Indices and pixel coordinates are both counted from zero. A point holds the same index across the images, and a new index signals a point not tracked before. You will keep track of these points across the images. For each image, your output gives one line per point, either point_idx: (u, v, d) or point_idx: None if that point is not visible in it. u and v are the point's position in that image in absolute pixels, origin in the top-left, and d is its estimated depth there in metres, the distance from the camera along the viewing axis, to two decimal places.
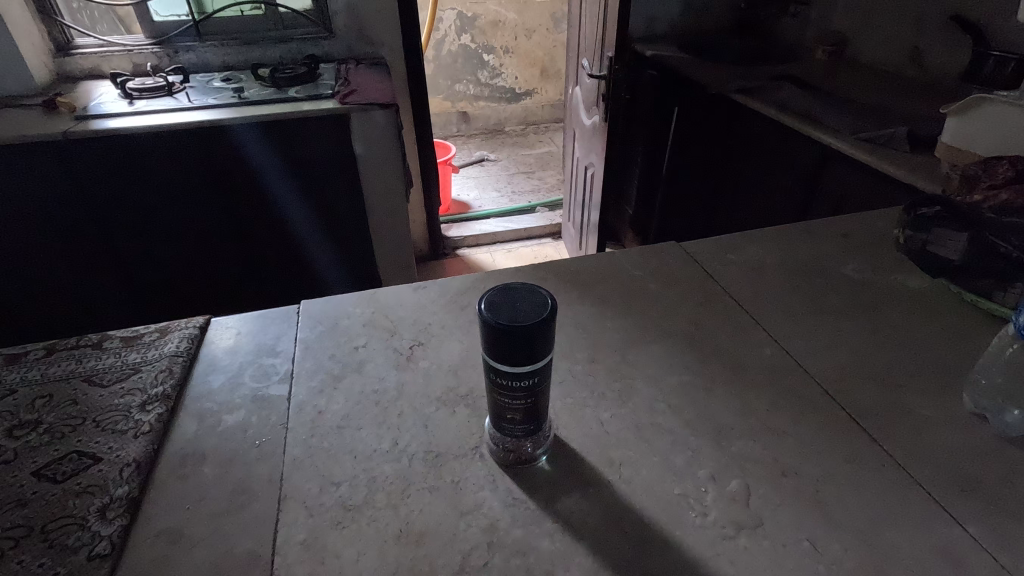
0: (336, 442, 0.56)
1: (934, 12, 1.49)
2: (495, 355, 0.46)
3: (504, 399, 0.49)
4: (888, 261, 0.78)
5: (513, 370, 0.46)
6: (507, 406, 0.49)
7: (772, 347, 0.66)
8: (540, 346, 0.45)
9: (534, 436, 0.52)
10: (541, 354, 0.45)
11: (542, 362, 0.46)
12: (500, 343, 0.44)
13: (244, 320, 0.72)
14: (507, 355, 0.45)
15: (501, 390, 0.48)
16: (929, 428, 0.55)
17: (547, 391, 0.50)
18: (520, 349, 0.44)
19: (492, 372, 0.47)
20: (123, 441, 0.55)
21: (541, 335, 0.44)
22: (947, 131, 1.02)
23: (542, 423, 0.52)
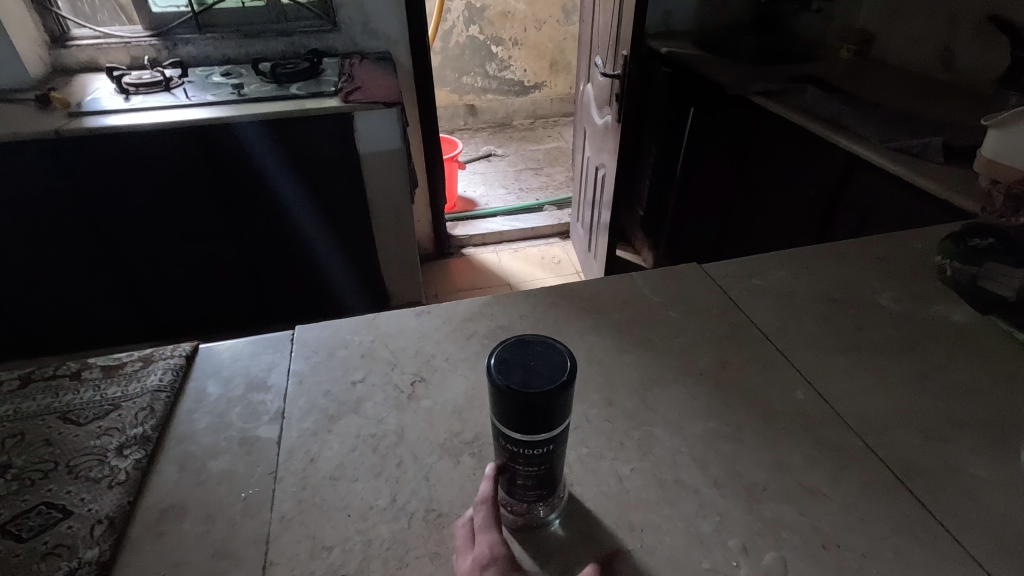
0: (329, 496, 0.51)
1: (971, 11, 1.42)
2: (506, 420, 0.41)
3: (514, 465, 0.44)
4: (928, 290, 0.72)
5: (525, 436, 0.41)
6: (518, 470, 0.44)
7: (805, 390, 0.60)
8: (557, 411, 0.40)
9: (546, 500, 0.47)
10: (558, 419, 0.41)
11: (558, 427, 0.41)
12: (511, 407, 0.39)
13: (235, 347, 0.67)
14: (520, 421, 0.40)
15: (512, 455, 0.43)
16: (984, 492, 0.50)
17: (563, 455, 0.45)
18: (535, 416, 0.39)
19: (502, 436, 0.42)
20: (96, 492, 0.51)
21: (559, 400, 0.39)
22: (988, 144, 0.93)
23: (555, 486, 0.47)
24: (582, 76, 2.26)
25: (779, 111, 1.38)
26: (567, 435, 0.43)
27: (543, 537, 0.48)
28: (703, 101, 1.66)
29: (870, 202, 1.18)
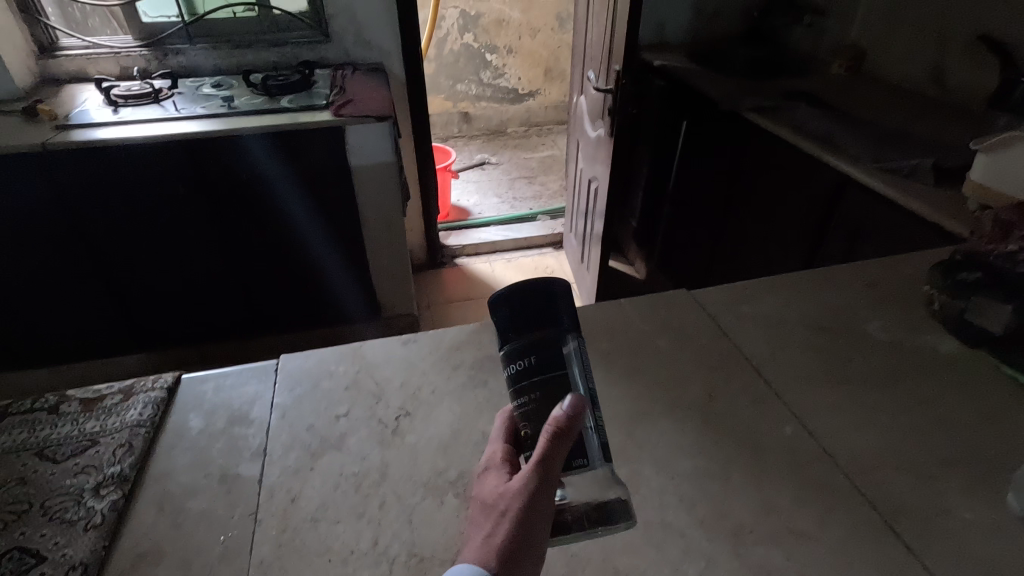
0: (309, 539, 0.50)
1: (962, 30, 1.42)
2: (516, 325, 0.42)
3: (529, 386, 0.42)
4: (917, 318, 0.72)
5: (537, 339, 0.42)
6: (531, 394, 0.42)
7: (793, 425, 0.60)
8: (566, 312, 0.43)
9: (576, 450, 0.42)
10: (567, 320, 0.43)
11: (571, 333, 0.43)
12: (518, 304, 0.42)
13: (218, 378, 0.66)
14: (529, 320, 0.42)
15: (527, 374, 0.42)
16: (972, 535, 0.50)
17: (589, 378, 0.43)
18: (544, 313, 0.42)
19: (508, 352, 0.43)
20: (71, 535, 0.50)
21: (563, 300, 0.43)
22: (977, 168, 0.94)
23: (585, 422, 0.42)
24: (575, 86, 2.26)
25: (771, 127, 1.38)
26: (560, 354, 0.42)
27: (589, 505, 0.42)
28: (696, 115, 1.66)
29: (860, 220, 1.18)
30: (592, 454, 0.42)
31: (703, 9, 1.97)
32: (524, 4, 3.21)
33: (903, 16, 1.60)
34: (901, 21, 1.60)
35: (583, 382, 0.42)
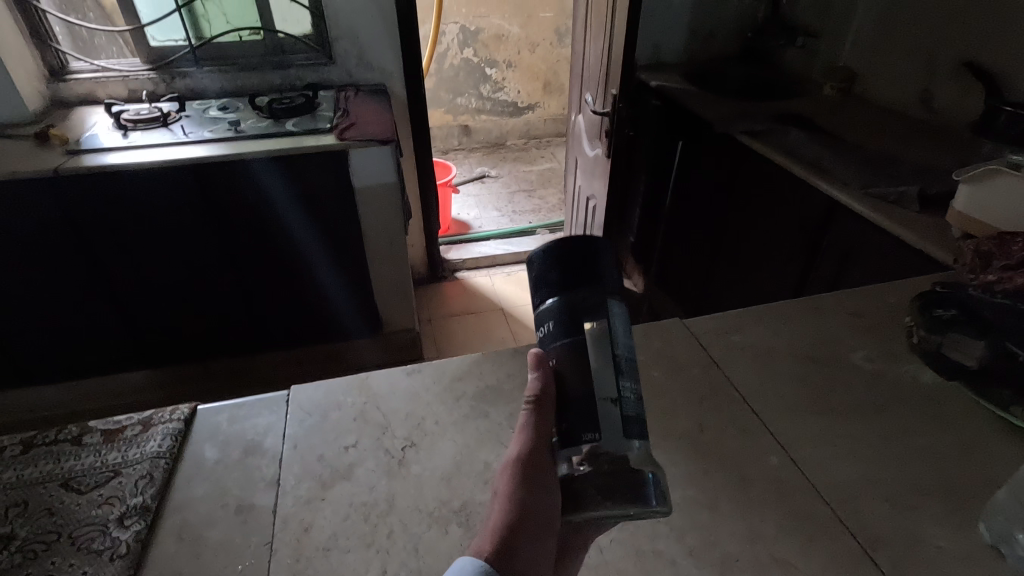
0: (322, 568, 0.53)
1: (949, 56, 1.47)
2: (554, 280, 0.46)
3: (556, 341, 0.45)
4: (899, 348, 0.76)
5: (570, 296, 0.45)
6: (558, 349, 0.45)
7: (779, 455, 0.63)
8: (607, 274, 0.47)
9: (587, 422, 0.43)
10: (606, 281, 0.46)
11: (608, 292, 0.46)
12: (559, 262, 0.46)
13: (231, 409, 0.69)
14: (569, 276, 0.46)
15: (556, 329, 0.46)
16: (944, 563, 0.53)
17: (617, 341, 0.45)
18: (585, 273, 0.46)
19: (542, 306, 0.47)
20: (98, 565, 0.53)
21: (607, 262, 0.47)
22: (959, 198, 0.97)
23: (599, 391, 0.43)
24: (573, 104, 2.30)
25: (764, 151, 1.42)
26: (585, 311, 0.45)
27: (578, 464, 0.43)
28: (692, 136, 1.70)
29: (850, 243, 1.22)
30: (607, 430, 0.42)
31: (698, 30, 2.01)
32: (523, 19, 3.26)
33: (892, 40, 1.64)
34: (890, 45, 1.65)
35: (607, 344, 0.45)
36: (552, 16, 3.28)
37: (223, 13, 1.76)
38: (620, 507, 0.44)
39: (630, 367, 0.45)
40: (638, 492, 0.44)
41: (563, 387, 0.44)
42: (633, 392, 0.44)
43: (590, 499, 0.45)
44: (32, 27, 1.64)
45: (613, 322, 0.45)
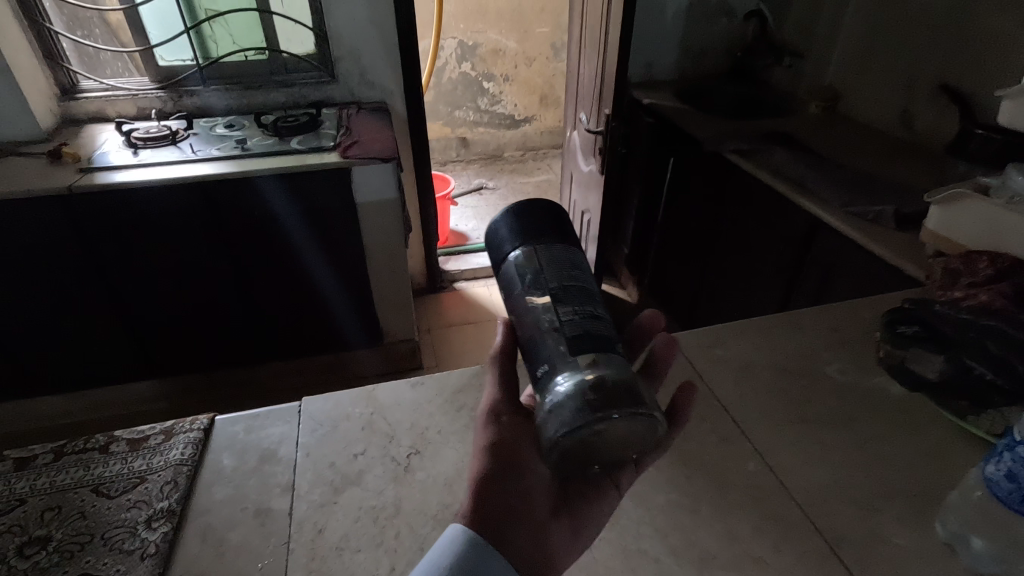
0: (335, 567, 0.58)
1: (927, 79, 1.54)
2: (503, 240, 0.55)
3: (509, 292, 0.54)
4: (870, 361, 0.81)
5: (513, 249, 0.54)
6: (511, 307, 0.54)
7: (756, 462, 0.68)
8: (549, 226, 0.55)
9: (540, 356, 0.50)
10: (545, 230, 0.55)
11: (545, 239, 0.54)
12: (505, 225, 0.56)
13: (247, 420, 0.74)
14: (512, 232, 0.55)
15: (507, 281, 0.54)
16: (904, 560, 0.58)
17: (554, 276, 0.52)
18: (526, 226, 0.54)
19: (497, 267, 0.56)
20: (130, 564, 0.58)
21: (546, 214, 0.55)
22: (932, 218, 1.02)
23: (541, 323, 0.50)
24: (569, 120, 2.37)
25: (751, 169, 1.49)
26: (523, 264, 0.53)
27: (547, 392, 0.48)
28: (682, 153, 1.76)
29: (832, 259, 1.28)
30: (556, 357, 0.49)
31: (689, 50, 2.08)
32: (519, 34, 3.33)
33: (874, 62, 1.71)
34: (872, 67, 1.72)
35: (545, 281, 0.51)
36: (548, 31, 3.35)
37: (229, 34, 1.82)
38: (587, 419, 0.44)
39: (569, 293, 0.51)
40: (606, 403, 0.45)
41: (517, 328, 0.54)
42: (574, 314, 0.50)
43: (560, 419, 0.45)
44: (45, 47, 1.69)
45: (547, 263, 0.52)
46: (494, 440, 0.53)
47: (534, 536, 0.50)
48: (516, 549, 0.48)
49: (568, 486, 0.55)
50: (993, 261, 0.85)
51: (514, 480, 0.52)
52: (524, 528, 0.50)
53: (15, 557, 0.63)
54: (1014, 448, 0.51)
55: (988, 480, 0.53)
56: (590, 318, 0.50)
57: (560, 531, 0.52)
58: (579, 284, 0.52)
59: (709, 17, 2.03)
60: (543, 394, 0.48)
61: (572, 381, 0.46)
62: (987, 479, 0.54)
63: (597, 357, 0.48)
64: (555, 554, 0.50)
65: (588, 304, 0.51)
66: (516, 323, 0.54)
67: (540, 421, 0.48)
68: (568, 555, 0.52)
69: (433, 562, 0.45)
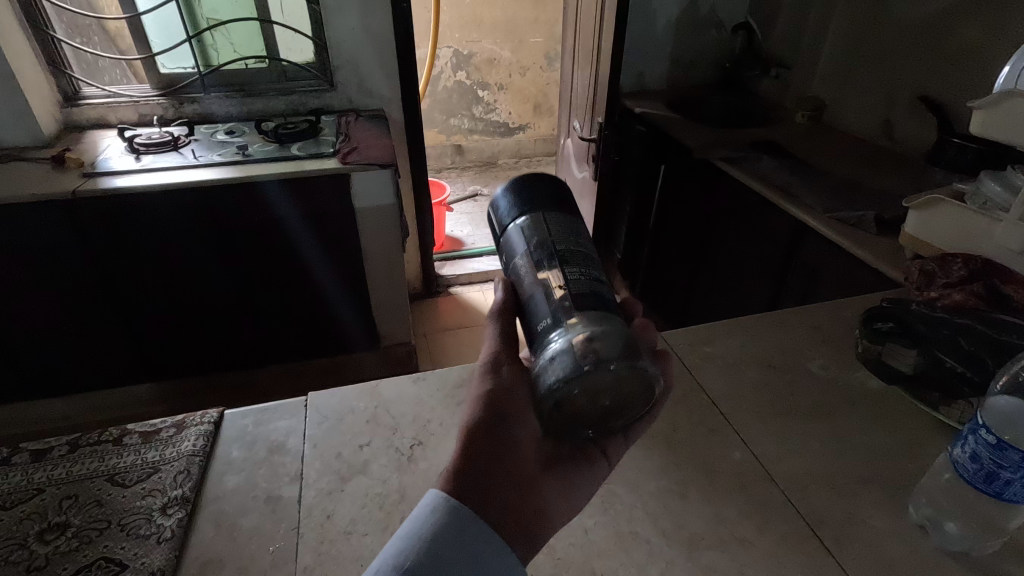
0: (344, 549, 0.61)
1: (907, 90, 1.60)
2: (510, 209, 0.60)
3: (513, 254, 0.58)
4: (849, 357, 0.85)
5: (520, 217, 0.58)
6: (512, 268, 0.58)
7: (742, 451, 0.72)
8: (550, 196, 0.59)
9: (541, 312, 0.53)
10: (549, 201, 0.59)
11: (551, 209, 0.58)
12: (511, 196, 0.60)
13: (255, 414, 0.77)
14: (519, 202, 0.59)
15: (513, 245, 0.58)
16: (879, 539, 0.62)
17: (561, 240, 0.56)
18: (528, 196, 0.59)
19: (502, 234, 0.60)
20: (147, 548, 0.61)
21: (550, 188, 0.60)
22: (910, 222, 1.07)
23: (546, 280, 0.54)
24: (563, 128, 2.42)
25: (739, 176, 1.54)
26: (526, 226, 0.57)
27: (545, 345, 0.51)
28: (673, 160, 1.81)
29: (817, 262, 1.32)
30: (558, 313, 0.51)
31: (680, 61, 2.14)
32: (514, 44, 3.39)
33: (856, 74, 1.77)
34: (854, 79, 1.78)
35: (552, 243, 0.55)
36: (541, 41, 3.41)
37: (230, 42, 1.86)
38: (585, 366, 0.47)
39: (575, 256, 0.55)
40: (606, 355, 0.48)
41: (519, 287, 0.57)
42: (579, 275, 0.53)
43: (558, 367, 0.48)
44: (49, 55, 1.72)
45: (552, 226, 0.56)
46: (489, 394, 0.56)
47: (524, 488, 0.53)
48: (501, 501, 0.51)
49: (558, 447, 0.59)
50: (967, 262, 0.89)
51: (508, 433, 0.55)
52: (510, 485, 0.53)
53: (36, 541, 0.68)
54: (976, 432, 0.55)
55: (954, 462, 0.57)
56: (593, 280, 0.54)
57: (549, 486, 0.55)
58: (584, 250, 0.56)
59: (698, 29, 2.09)
60: (541, 349, 0.51)
61: (569, 332, 0.49)
62: (954, 462, 0.57)
63: (599, 313, 0.51)
64: (544, 506, 0.54)
65: (592, 269, 0.55)
66: (518, 283, 0.57)
67: (537, 373, 0.50)
68: (557, 510, 0.55)
69: (411, 530, 0.47)
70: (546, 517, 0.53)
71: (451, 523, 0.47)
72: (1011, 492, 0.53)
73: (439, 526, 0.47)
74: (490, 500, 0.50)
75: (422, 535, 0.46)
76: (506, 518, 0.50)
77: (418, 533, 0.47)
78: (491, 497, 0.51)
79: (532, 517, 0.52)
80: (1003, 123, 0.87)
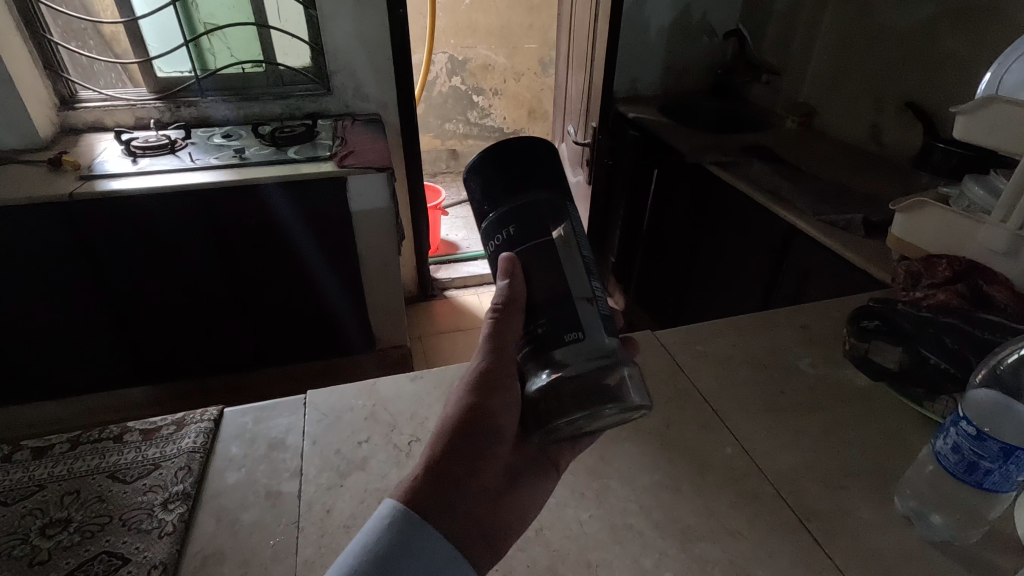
0: (344, 542, 0.61)
1: (895, 96, 1.63)
2: (509, 181, 0.49)
3: (531, 238, 0.49)
4: (838, 356, 0.87)
5: (522, 200, 0.49)
6: (522, 253, 0.49)
7: (733, 447, 0.73)
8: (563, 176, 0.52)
9: (570, 321, 0.49)
10: (553, 179, 0.50)
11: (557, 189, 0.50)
12: (507, 163, 0.48)
13: (255, 412, 0.78)
14: (524, 176, 0.49)
15: (517, 232, 0.49)
16: (865, 529, 0.63)
17: (587, 243, 0.52)
18: (551, 172, 0.50)
19: (496, 211, 0.50)
20: (149, 542, 0.62)
21: (549, 162, 0.50)
22: (897, 225, 1.10)
23: (577, 292, 0.49)
24: (557, 133, 2.45)
25: (730, 180, 1.56)
26: (549, 211, 0.49)
27: (565, 364, 0.49)
28: (665, 165, 1.84)
29: (807, 265, 1.35)
30: (589, 330, 0.49)
31: (673, 67, 2.18)
32: (508, 50, 3.42)
33: (845, 81, 1.81)
34: (842, 86, 1.82)
35: (577, 244, 0.51)
36: (536, 47, 3.45)
37: (227, 47, 1.87)
38: (596, 410, 0.49)
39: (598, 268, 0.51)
40: (618, 399, 0.49)
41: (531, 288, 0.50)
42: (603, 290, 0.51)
43: (570, 402, 0.49)
44: (45, 58, 1.73)
45: (576, 222, 0.51)
46: (472, 405, 0.53)
47: (493, 498, 0.53)
48: (472, 511, 0.51)
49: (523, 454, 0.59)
50: (952, 263, 0.91)
51: (482, 445, 0.54)
52: (482, 494, 0.52)
53: (39, 537, 0.69)
54: (958, 424, 0.57)
55: (938, 453, 0.59)
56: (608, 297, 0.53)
57: (513, 496, 0.55)
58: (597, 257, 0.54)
59: (690, 36, 2.13)
60: (555, 369, 0.49)
61: (591, 364, 0.49)
62: (937, 453, 0.59)
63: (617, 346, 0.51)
64: (510, 517, 0.54)
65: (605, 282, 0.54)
66: (533, 277, 0.50)
67: (547, 397, 0.50)
68: (519, 521, 0.55)
69: (361, 543, 0.46)
70: (512, 528, 0.54)
71: (402, 534, 0.46)
72: (991, 481, 0.54)
73: (393, 542, 0.45)
74: (459, 512, 0.50)
75: (376, 550, 0.45)
76: (471, 535, 0.49)
77: (373, 547, 0.45)
78: (458, 514, 0.49)
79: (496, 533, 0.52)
80: (983, 128, 0.90)
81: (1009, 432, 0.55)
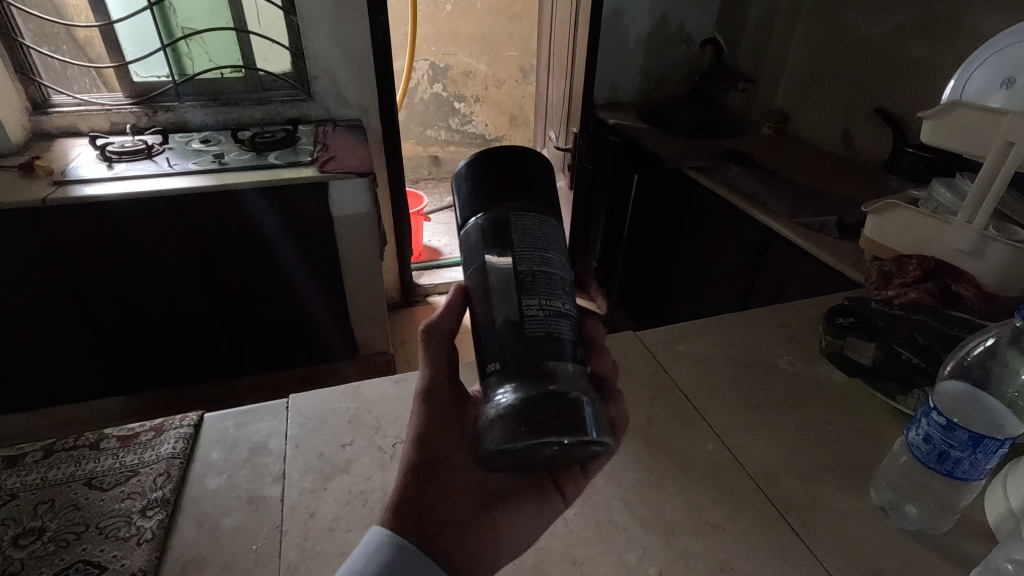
0: (327, 546, 0.61)
1: (865, 102, 1.68)
2: (475, 205, 0.48)
3: (470, 262, 0.48)
4: (814, 353, 0.89)
5: (470, 218, 0.49)
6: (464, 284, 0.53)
7: (715, 443, 0.75)
8: (519, 191, 0.48)
9: (490, 351, 0.45)
10: (498, 199, 0.48)
11: (522, 208, 0.48)
12: (474, 180, 0.49)
13: (236, 416, 0.77)
14: (487, 198, 0.48)
15: (472, 248, 0.48)
16: (843, 522, 0.65)
17: (524, 261, 0.46)
18: (496, 190, 0.48)
19: (461, 231, 0.50)
20: (127, 549, 0.61)
21: (523, 178, 0.48)
22: (868, 227, 1.12)
23: (499, 316, 0.45)
24: (538, 138, 2.47)
25: (707, 184, 1.59)
26: (491, 232, 0.47)
27: (490, 394, 0.44)
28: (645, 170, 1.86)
29: (784, 266, 1.38)
30: (508, 359, 0.44)
31: (651, 74, 2.21)
32: (489, 56, 3.44)
33: (818, 88, 1.86)
34: (815, 94, 1.87)
35: (512, 256, 0.46)
36: (517, 55, 3.48)
37: (206, 52, 1.86)
38: (521, 436, 0.41)
39: (535, 285, 0.45)
40: (551, 423, 0.41)
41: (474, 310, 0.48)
42: (538, 310, 0.45)
43: (497, 432, 0.42)
44: (17, 62, 1.69)
45: (515, 234, 0.46)
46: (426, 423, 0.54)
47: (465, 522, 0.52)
48: (446, 536, 0.50)
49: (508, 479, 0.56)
50: (921, 262, 0.93)
51: (447, 460, 0.54)
52: (452, 519, 0.52)
53: (11, 546, 0.67)
54: (928, 415, 0.59)
55: (911, 444, 0.60)
56: (552, 317, 0.45)
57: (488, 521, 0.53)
58: (548, 270, 0.46)
59: (668, 44, 2.17)
60: (487, 398, 0.44)
61: (525, 394, 0.42)
62: (911, 444, 0.61)
63: (553, 364, 0.44)
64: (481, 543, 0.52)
65: (554, 300, 0.45)
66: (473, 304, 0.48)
67: (480, 427, 0.44)
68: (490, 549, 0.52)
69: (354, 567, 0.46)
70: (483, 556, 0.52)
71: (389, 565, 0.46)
72: (962, 470, 0.56)
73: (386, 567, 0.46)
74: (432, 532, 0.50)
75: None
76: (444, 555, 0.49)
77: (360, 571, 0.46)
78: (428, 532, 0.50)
79: (464, 543, 0.51)
80: (950, 134, 0.93)
81: (974, 420, 0.58)
